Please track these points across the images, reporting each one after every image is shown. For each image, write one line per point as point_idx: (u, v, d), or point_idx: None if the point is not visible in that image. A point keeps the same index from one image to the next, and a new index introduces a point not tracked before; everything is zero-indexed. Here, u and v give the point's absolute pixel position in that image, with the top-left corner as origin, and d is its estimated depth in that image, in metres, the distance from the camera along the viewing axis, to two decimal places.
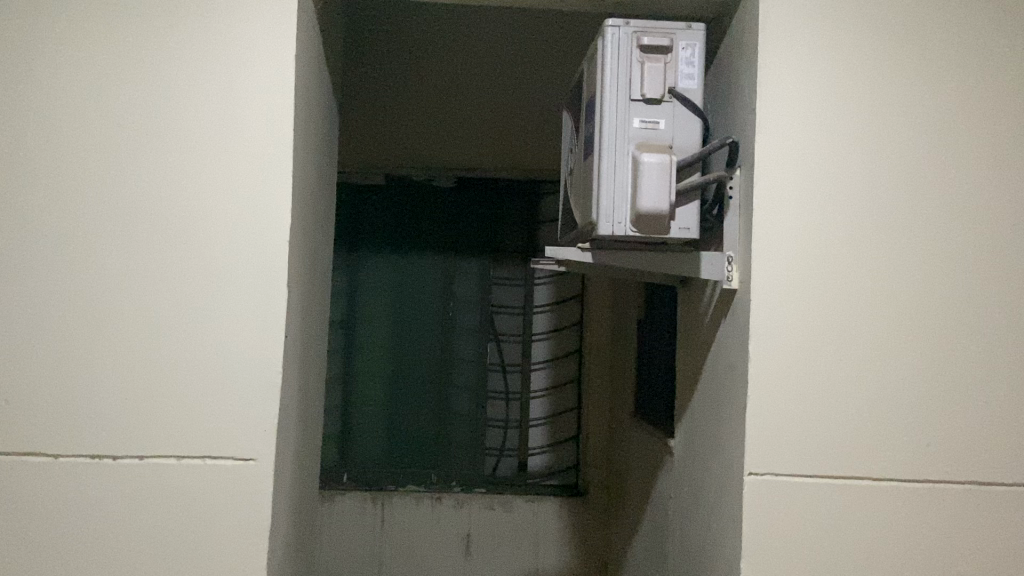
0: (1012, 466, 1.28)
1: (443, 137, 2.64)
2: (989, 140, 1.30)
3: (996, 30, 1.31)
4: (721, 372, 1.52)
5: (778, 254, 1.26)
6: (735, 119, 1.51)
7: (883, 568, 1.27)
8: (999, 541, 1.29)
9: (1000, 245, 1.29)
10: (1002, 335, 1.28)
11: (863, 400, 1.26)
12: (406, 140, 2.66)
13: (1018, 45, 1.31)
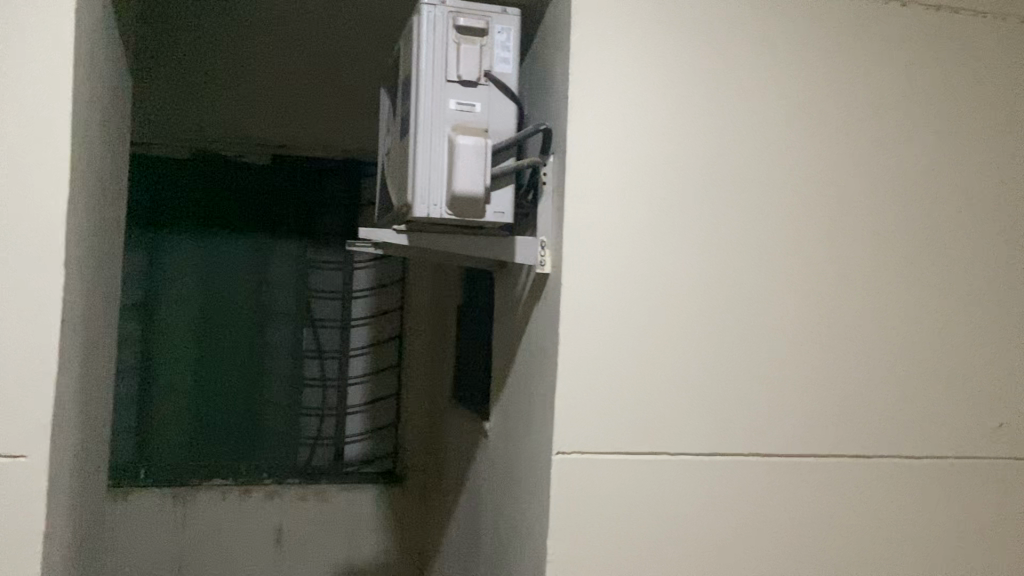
0: (801, 440, 1.36)
1: (263, 112, 2.54)
2: (788, 130, 1.35)
3: (798, 25, 1.36)
4: (534, 356, 1.55)
5: (588, 237, 1.28)
6: (551, 105, 1.53)
7: (683, 538, 1.32)
8: (795, 511, 1.35)
9: (797, 230, 1.35)
10: (797, 316, 1.35)
11: (666, 379, 1.31)
12: (224, 114, 2.53)
13: (817, 40, 1.37)
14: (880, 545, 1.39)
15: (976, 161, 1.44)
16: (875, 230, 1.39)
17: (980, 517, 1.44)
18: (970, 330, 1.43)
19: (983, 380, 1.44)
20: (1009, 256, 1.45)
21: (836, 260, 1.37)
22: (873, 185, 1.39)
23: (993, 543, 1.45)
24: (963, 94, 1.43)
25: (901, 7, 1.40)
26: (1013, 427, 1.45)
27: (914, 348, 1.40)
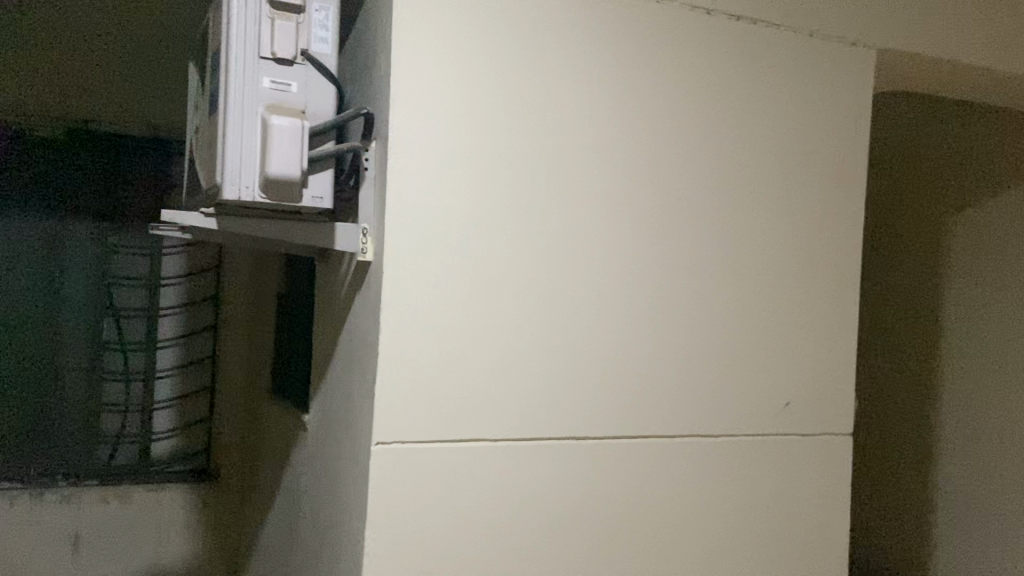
0: (614, 425, 1.42)
1: (100, 57, 2.43)
2: (603, 127, 1.40)
3: (614, 27, 1.41)
4: (354, 345, 1.51)
5: (407, 225, 1.27)
6: (371, 90, 1.49)
7: (501, 524, 1.34)
8: (606, 492, 1.41)
9: (612, 221, 1.41)
10: (610, 304, 1.41)
11: (486, 367, 1.32)
12: (21, 61, 2.38)
13: (632, 43, 1.42)
14: (686, 525, 1.48)
15: (775, 164, 1.55)
16: (683, 227, 1.47)
17: (772, 494, 1.56)
18: (766, 320, 1.55)
19: (777, 368, 1.56)
20: (798, 253, 1.58)
21: (647, 253, 1.44)
22: (683, 184, 1.47)
23: (783, 519, 1.58)
24: (763, 98, 1.54)
25: (710, 17, 1.49)
26: (802, 411, 1.59)
27: (717, 338, 1.50)
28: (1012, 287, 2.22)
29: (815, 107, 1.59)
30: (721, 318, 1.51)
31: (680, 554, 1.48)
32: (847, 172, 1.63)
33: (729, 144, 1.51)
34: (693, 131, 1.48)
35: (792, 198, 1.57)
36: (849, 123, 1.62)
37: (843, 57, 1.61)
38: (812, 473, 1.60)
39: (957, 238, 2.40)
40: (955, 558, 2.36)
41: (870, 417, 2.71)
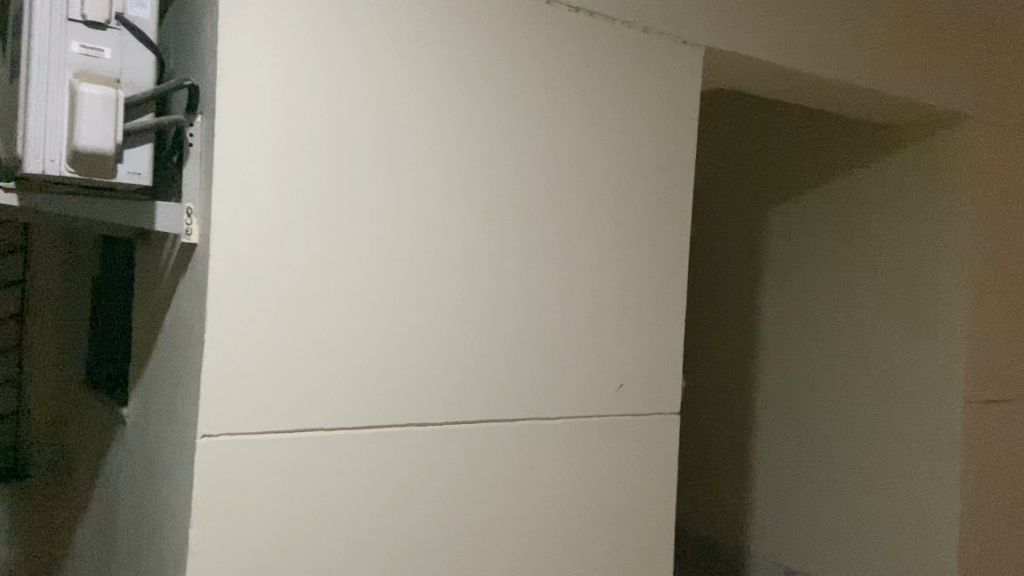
0: (452, 410, 1.42)
1: None
2: (443, 111, 1.39)
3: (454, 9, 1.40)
4: (177, 332, 1.42)
5: (237, 204, 1.21)
6: (195, 59, 1.40)
7: (335, 514, 1.30)
8: (444, 476, 1.41)
9: (453, 205, 1.41)
10: (450, 289, 1.41)
11: (322, 353, 1.29)
12: None
13: (472, 27, 1.42)
14: (524, 507, 1.51)
15: (610, 155, 1.60)
16: (522, 213, 1.49)
17: (607, 474, 1.62)
18: (600, 305, 1.60)
19: (612, 351, 1.62)
20: (631, 240, 1.64)
21: (484, 238, 1.45)
22: (521, 171, 1.49)
23: (616, 497, 1.64)
24: (600, 88, 1.58)
25: (548, 6, 1.51)
26: (634, 392, 1.66)
27: (552, 322, 1.54)
28: (827, 275, 2.43)
29: (649, 101, 1.65)
30: (557, 304, 1.54)
31: (518, 536, 1.50)
32: (677, 164, 1.70)
33: (567, 133, 1.54)
34: (531, 118, 1.49)
35: (626, 187, 1.63)
36: (681, 117, 1.70)
37: (676, 53, 1.67)
38: (643, 453, 1.67)
39: (777, 229, 2.58)
40: (771, 525, 2.56)
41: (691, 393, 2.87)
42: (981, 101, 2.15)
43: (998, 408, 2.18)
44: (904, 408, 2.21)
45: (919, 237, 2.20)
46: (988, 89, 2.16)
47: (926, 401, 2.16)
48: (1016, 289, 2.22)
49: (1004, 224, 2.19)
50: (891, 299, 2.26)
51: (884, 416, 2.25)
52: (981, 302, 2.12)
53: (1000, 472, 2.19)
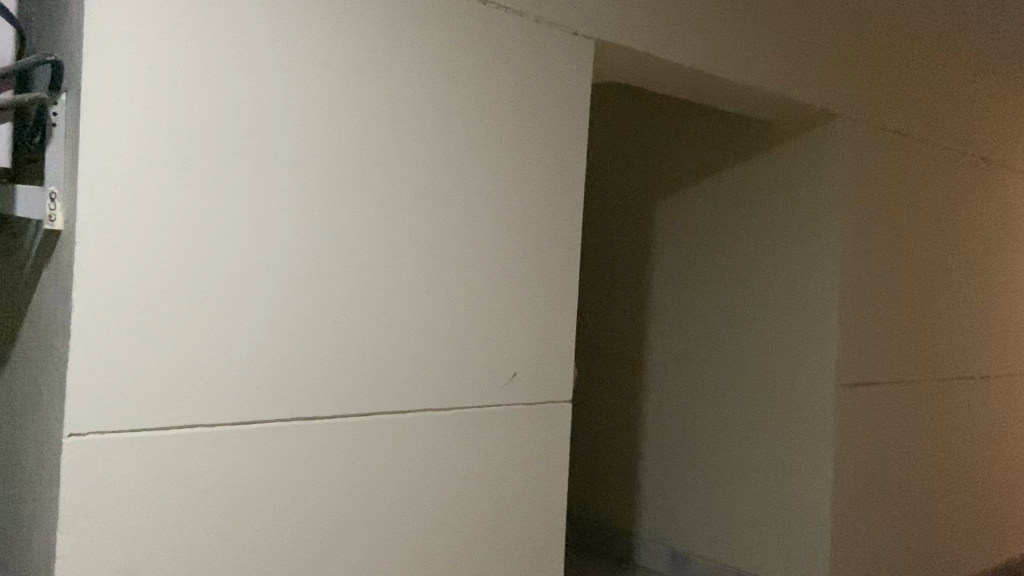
0: (339, 404, 1.39)
1: None
2: (330, 97, 1.36)
3: None
4: (40, 325, 1.34)
5: (107, 191, 1.15)
6: (59, 33, 1.30)
7: (215, 514, 1.26)
8: (331, 471, 1.38)
9: (340, 194, 1.38)
10: (336, 280, 1.38)
11: (200, 346, 1.24)
12: None
13: (361, 12, 1.39)
14: (414, 499, 1.49)
15: (502, 146, 1.60)
16: (412, 204, 1.47)
17: (499, 466, 1.62)
18: (492, 297, 1.60)
19: (504, 341, 1.62)
20: (523, 232, 1.64)
21: (372, 229, 1.42)
22: (409, 161, 1.46)
23: (508, 489, 1.64)
24: (492, 78, 1.57)
25: None
26: (526, 382, 1.66)
27: (443, 314, 1.52)
28: (712, 266, 2.51)
29: (541, 93, 1.65)
30: (448, 295, 1.53)
31: (405, 531, 1.49)
32: (569, 156, 1.71)
33: (458, 123, 1.53)
34: (420, 107, 1.47)
35: (518, 179, 1.62)
36: (573, 109, 1.71)
37: (568, 45, 1.69)
38: (536, 444, 1.68)
39: (666, 222, 2.65)
40: (661, 510, 2.64)
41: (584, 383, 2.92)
42: (857, 102, 2.25)
43: (869, 394, 2.31)
44: (782, 395, 2.31)
45: (796, 231, 2.30)
46: (864, 91, 2.27)
47: (801, 387, 2.26)
48: (886, 282, 2.35)
49: (875, 220, 2.31)
50: (771, 291, 2.35)
51: (765, 402, 2.35)
52: (853, 293, 2.24)
53: (871, 454, 2.32)
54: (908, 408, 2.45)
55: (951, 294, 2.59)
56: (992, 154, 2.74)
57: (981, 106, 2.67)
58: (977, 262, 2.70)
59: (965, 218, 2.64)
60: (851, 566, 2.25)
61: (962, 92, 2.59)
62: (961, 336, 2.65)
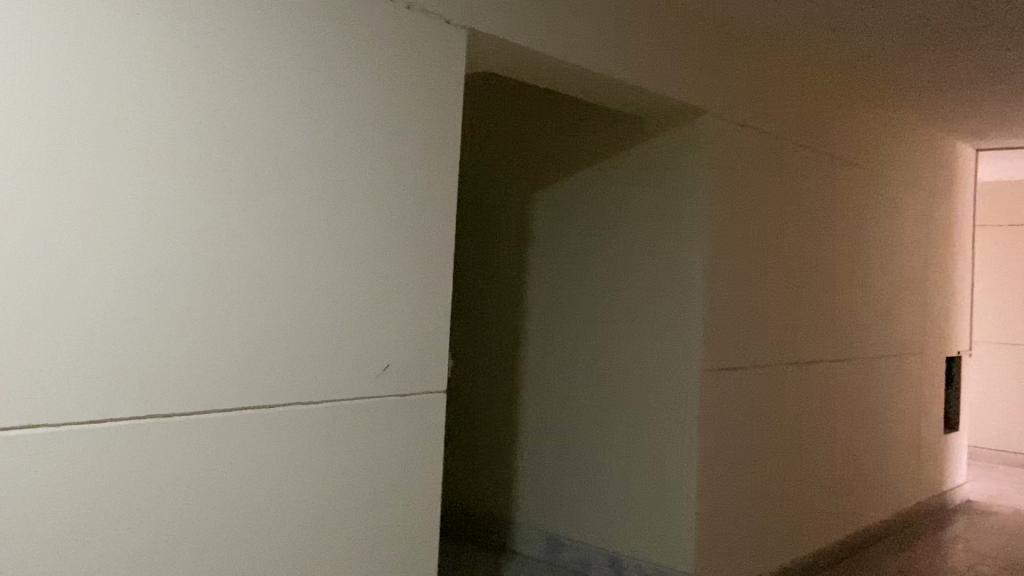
0: (197, 399, 1.32)
1: None
2: (187, 75, 1.29)
3: None
4: None
5: None
6: None
7: (58, 519, 1.17)
8: (190, 468, 1.32)
9: (198, 177, 1.31)
10: (195, 267, 1.31)
11: (41, 338, 1.15)
12: None
13: None
14: (279, 495, 1.44)
15: (372, 132, 1.56)
16: (277, 190, 1.41)
17: (371, 458, 1.59)
18: (362, 287, 1.56)
19: (375, 331, 1.59)
20: (395, 220, 1.61)
21: (232, 215, 1.35)
22: (275, 144, 1.41)
23: (381, 482, 1.61)
24: (361, 63, 1.54)
25: None
26: (398, 373, 1.63)
27: (311, 303, 1.48)
28: (586, 254, 2.57)
29: (412, 79, 1.63)
30: (316, 284, 1.48)
31: (271, 528, 1.43)
32: (442, 145, 1.70)
33: (325, 108, 1.48)
34: (285, 90, 1.42)
35: (388, 166, 1.60)
36: (445, 97, 1.69)
37: (440, 32, 1.67)
38: (409, 435, 1.66)
39: (543, 210, 2.69)
40: (538, 495, 2.68)
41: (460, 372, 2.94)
42: (722, 98, 2.34)
43: (734, 378, 2.42)
44: (652, 381, 2.39)
45: (664, 220, 2.38)
46: (729, 88, 2.36)
47: (670, 371, 2.34)
48: (750, 272, 2.47)
49: (739, 212, 2.41)
50: (640, 279, 2.43)
51: (637, 387, 2.42)
52: (718, 283, 2.33)
53: (736, 436, 2.43)
54: (774, 392, 2.58)
55: (812, 284, 2.75)
56: (849, 152, 2.91)
57: (838, 106, 2.84)
58: (836, 253, 2.86)
59: (826, 212, 2.80)
60: (717, 542, 2.36)
61: (823, 93, 2.75)
62: (824, 323, 2.81)
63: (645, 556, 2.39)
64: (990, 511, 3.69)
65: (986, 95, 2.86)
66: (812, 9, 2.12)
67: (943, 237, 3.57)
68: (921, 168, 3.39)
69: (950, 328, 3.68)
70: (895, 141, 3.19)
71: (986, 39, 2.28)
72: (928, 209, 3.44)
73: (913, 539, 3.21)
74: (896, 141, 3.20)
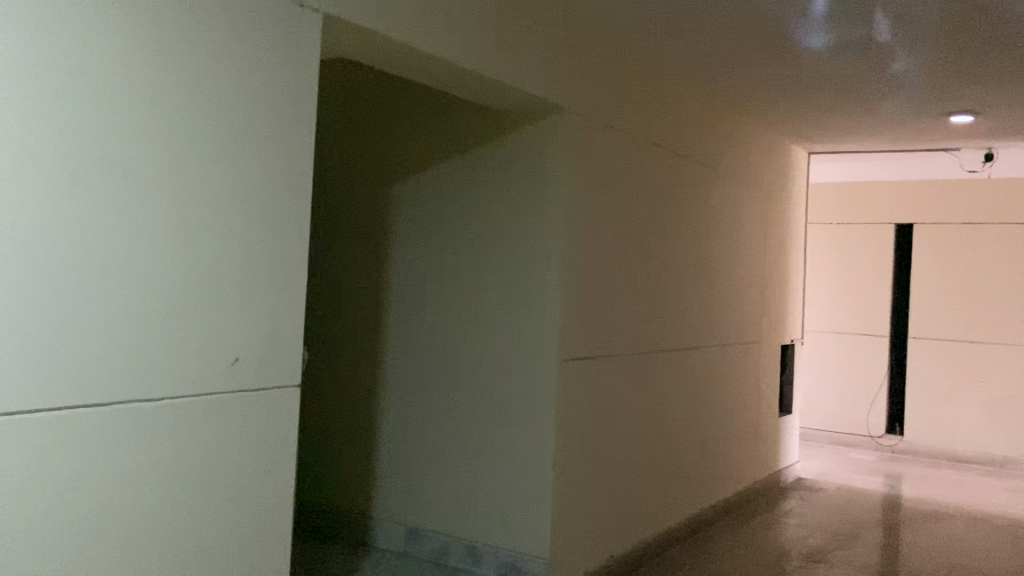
0: (21, 397, 1.21)
1: None
2: (9, 44, 1.18)
3: None
4: None
5: None
6: None
7: None
8: (13, 472, 1.21)
9: (21, 156, 1.20)
10: (17, 252, 1.20)
11: None
12: None
13: None
14: (115, 497, 1.34)
15: (224, 114, 1.48)
16: (115, 171, 1.32)
17: (219, 455, 1.50)
18: (213, 276, 1.48)
19: (224, 322, 1.51)
20: (249, 206, 1.54)
21: (59, 198, 1.25)
22: (111, 120, 1.31)
23: (233, 481, 1.53)
24: (208, 41, 1.45)
25: None
26: (249, 366, 1.55)
27: (152, 292, 1.38)
28: (445, 246, 2.57)
29: (266, 60, 1.56)
30: (156, 274, 1.39)
31: (105, 532, 1.33)
32: (299, 128, 1.63)
33: (170, 84, 1.39)
34: (120, 63, 1.32)
35: (241, 150, 1.52)
36: (300, 82, 1.63)
37: (293, 13, 1.61)
38: (262, 431, 1.58)
39: (402, 202, 2.68)
40: (397, 489, 2.66)
41: (315, 365, 2.88)
42: (579, 96, 2.41)
43: (588, 368, 2.49)
44: (510, 372, 2.42)
45: (521, 213, 2.42)
46: (586, 87, 2.44)
47: (528, 362, 2.39)
48: (605, 265, 2.55)
49: (594, 206, 2.49)
50: (497, 270, 2.46)
51: (496, 378, 2.45)
52: (574, 275, 2.40)
53: (591, 423, 2.51)
54: (625, 380, 2.68)
55: (661, 276, 2.88)
56: (695, 151, 3.07)
57: (685, 107, 2.98)
58: (684, 247, 3.01)
59: (675, 208, 2.94)
60: (571, 528, 2.43)
61: (672, 94, 2.88)
62: (672, 314, 2.95)
63: (503, 544, 2.43)
64: (817, 486, 4.01)
65: (816, 102, 3.09)
66: (661, 13, 2.21)
67: (779, 233, 3.83)
68: (761, 168, 3.63)
69: (784, 317, 3.96)
70: (736, 142, 3.39)
71: (814, 50, 2.46)
72: (766, 206, 3.69)
73: (751, 515, 3.44)
74: (738, 142, 3.40)
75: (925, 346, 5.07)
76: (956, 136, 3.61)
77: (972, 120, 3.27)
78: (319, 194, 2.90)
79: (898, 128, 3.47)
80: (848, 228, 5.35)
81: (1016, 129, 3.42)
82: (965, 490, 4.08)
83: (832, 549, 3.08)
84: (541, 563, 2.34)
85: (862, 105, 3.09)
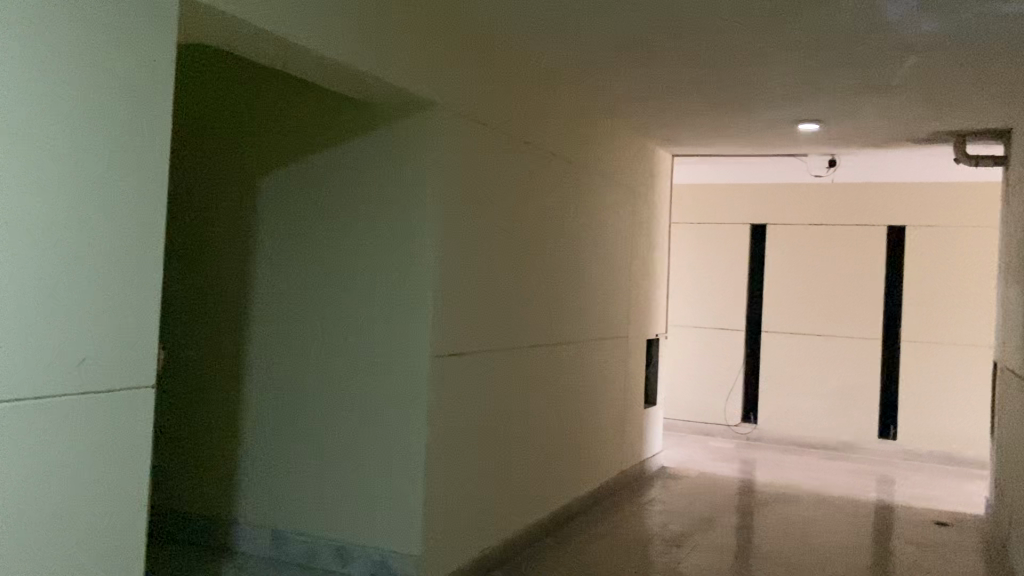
0: None
1: None
2: None
3: None
4: None
5: None
6: None
7: None
8: None
9: None
10: None
11: None
12: None
13: None
14: None
15: (72, 96, 1.38)
16: None
17: (64, 462, 1.40)
18: (62, 270, 1.38)
19: (71, 321, 1.40)
20: (151, 200, 1.54)
21: None
22: None
23: (81, 489, 1.43)
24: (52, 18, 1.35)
25: None
26: (100, 367, 1.45)
27: (42, 284, 1.36)
28: (313, 242, 2.51)
29: (121, 41, 1.46)
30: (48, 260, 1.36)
31: None
32: (157, 114, 1.54)
33: (12, 62, 1.29)
34: (8, 49, 1.28)
35: (138, 143, 1.50)
36: (158, 65, 1.54)
37: None
38: (114, 434, 1.48)
39: (268, 196, 2.59)
40: (262, 492, 2.58)
41: (174, 364, 2.75)
42: (452, 92, 2.40)
43: (461, 364, 2.50)
44: (381, 369, 2.39)
45: (392, 209, 2.39)
46: (459, 84, 2.44)
47: (399, 359, 2.36)
48: (478, 261, 2.57)
49: (467, 203, 2.49)
50: (367, 266, 2.42)
51: (367, 375, 2.42)
52: (448, 272, 2.40)
53: (463, 419, 2.51)
54: (498, 376, 2.71)
55: (533, 273, 2.92)
56: (566, 151, 3.14)
57: (555, 108, 3.04)
58: (554, 245, 3.07)
59: (546, 206, 2.99)
60: (443, 524, 2.43)
61: (544, 94, 2.93)
62: (543, 310, 3.00)
63: (373, 544, 2.40)
64: (679, 474, 4.20)
65: (679, 106, 3.22)
66: (534, 13, 2.25)
67: (644, 232, 3.97)
68: (628, 168, 3.75)
69: (650, 313, 4.12)
70: (605, 143, 3.49)
71: (680, 56, 2.57)
72: (633, 205, 3.82)
73: (617, 505, 3.55)
74: (606, 143, 3.50)
75: (778, 339, 5.40)
76: (805, 142, 3.86)
77: (818, 128, 3.50)
78: (181, 186, 2.78)
79: (753, 134, 3.67)
80: (709, 228, 5.62)
81: (857, 138, 3.70)
82: (812, 473, 4.38)
83: (692, 533, 3.23)
84: (412, 561, 2.33)
85: (722, 110, 3.25)
